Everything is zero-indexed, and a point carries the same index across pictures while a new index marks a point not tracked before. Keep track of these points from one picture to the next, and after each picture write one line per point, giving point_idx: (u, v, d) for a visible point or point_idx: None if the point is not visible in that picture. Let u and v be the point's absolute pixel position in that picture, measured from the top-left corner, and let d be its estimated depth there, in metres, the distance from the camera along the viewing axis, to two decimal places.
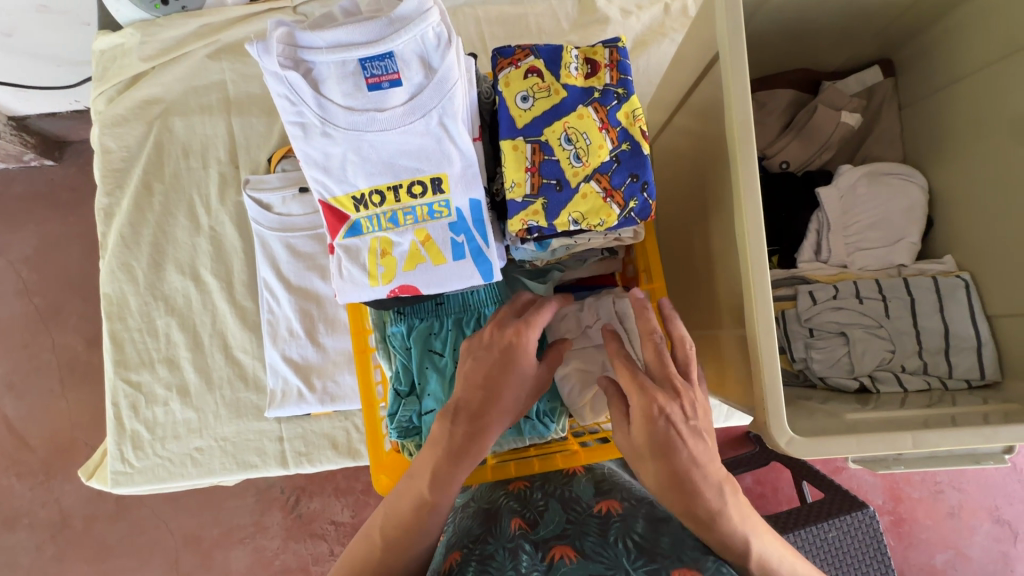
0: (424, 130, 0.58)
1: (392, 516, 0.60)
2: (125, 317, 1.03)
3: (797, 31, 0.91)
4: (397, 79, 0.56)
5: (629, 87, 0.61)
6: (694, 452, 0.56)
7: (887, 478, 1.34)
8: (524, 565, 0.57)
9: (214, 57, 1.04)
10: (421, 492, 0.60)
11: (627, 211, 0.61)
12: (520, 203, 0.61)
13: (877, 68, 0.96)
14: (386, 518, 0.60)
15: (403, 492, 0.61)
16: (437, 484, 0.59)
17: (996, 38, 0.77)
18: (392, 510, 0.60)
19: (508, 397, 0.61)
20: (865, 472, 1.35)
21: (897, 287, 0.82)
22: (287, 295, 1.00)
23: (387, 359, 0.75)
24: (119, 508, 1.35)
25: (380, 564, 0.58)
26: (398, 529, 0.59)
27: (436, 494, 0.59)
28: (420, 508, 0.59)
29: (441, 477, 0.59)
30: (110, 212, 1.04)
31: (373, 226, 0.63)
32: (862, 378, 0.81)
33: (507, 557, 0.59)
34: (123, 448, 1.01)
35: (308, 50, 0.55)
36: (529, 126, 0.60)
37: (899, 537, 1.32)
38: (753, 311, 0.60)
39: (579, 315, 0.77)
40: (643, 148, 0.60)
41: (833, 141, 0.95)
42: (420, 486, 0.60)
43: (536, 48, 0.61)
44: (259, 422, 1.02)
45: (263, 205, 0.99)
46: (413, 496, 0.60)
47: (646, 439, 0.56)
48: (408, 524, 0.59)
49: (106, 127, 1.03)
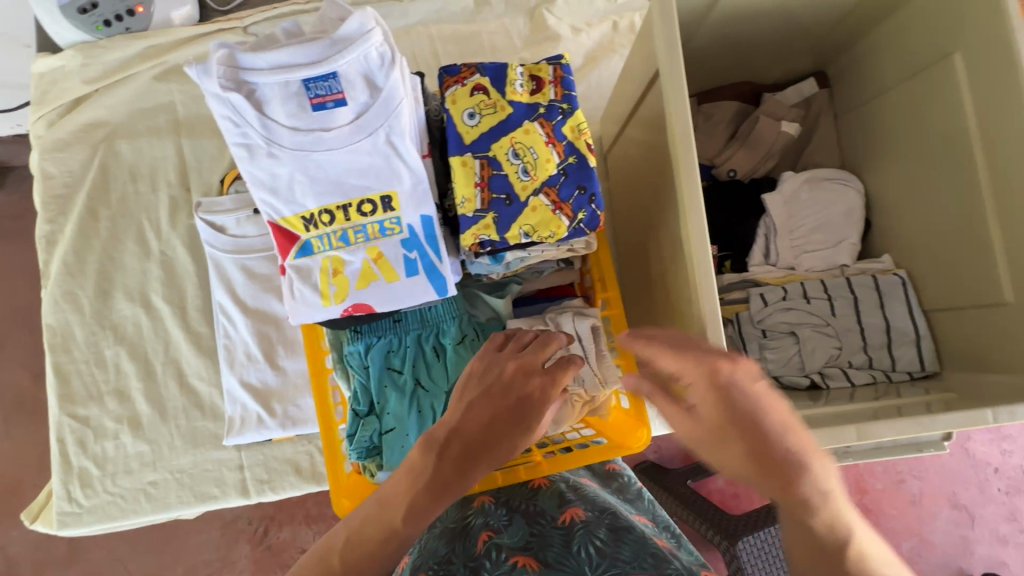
0: (372, 148, 0.59)
1: (350, 545, 0.53)
2: (70, 348, 0.98)
3: (735, 46, 0.96)
4: (342, 99, 0.57)
5: (573, 102, 0.63)
6: (776, 416, 0.55)
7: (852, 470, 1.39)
8: None
9: (161, 78, 1.02)
10: (391, 520, 0.54)
11: (576, 222, 0.62)
12: (471, 218, 0.61)
13: (812, 80, 1.01)
14: (346, 546, 0.53)
15: (368, 519, 0.55)
16: (411, 516, 0.54)
17: (914, 51, 0.83)
18: (354, 535, 0.54)
19: (503, 440, 0.61)
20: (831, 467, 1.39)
21: (840, 287, 0.86)
22: (244, 318, 0.97)
23: (345, 379, 0.74)
24: (72, 551, 1.28)
25: None
26: (357, 561, 0.52)
27: (407, 525, 0.54)
28: (387, 536, 0.54)
29: (418, 509, 0.55)
30: (52, 239, 1.00)
31: (324, 245, 0.63)
32: (813, 375, 0.84)
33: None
34: (69, 487, 0.95)
35: (250, 71, 0.55)
36: (476, 142, 0.61)
37: None
38: (701, 316, 0.63)
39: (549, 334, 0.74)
40: (589, 161, 0.62)
41: (776, 149, 0.99)
42: (390, 515, 0.55)
43: (481, 66, 0.63)
44: (217, 451, 0.99)
45: (217, 227, 0.97)
46: (384, 524, 0.54)
47: (720, 410, 0.55)
48: (370, 554, 0.52)
49: (47, 152, 1.00)
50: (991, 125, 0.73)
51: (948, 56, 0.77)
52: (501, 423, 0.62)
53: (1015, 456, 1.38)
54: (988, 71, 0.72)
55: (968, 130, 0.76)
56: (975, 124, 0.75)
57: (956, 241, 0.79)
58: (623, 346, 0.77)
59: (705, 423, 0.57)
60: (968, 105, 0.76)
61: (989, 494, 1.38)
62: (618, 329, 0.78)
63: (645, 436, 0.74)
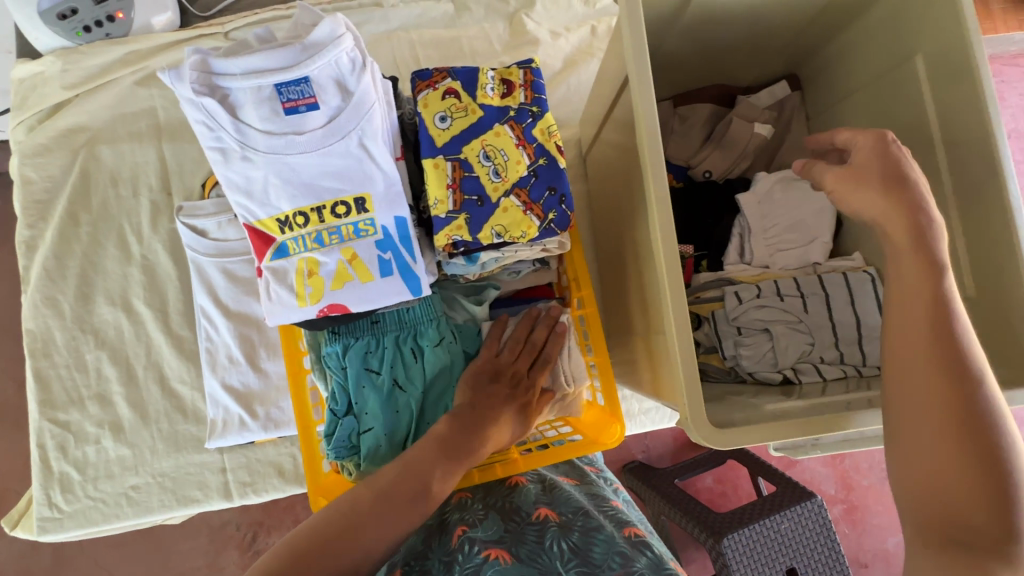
0: (344, 151, 0.60)
1: (377, 499, 0.59)
2: (51, 353, 0.98)
3: (708, 50, 0.98)
4: (314, 103, 0.58)
5: (543, 105, 0.64)
6: (921, 185, 0.62)
7: (837, 467, 1.41)
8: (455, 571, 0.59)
9: (142, 84, 1.03)
10: (421, 478, 0.62)
11: (547, 222, 0.63)
12: (444, 219, 0.63)
13: (784, 83, 1.03)
14: (376, 498, 0.59)
15: (397, 476, 0.61)
16: (438, 476, 0.63)
17: (880, 54, 0.85)
18: (390, 482, 0.61)
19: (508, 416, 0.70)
20: (817, 464, 1.41)
21: (812, 284, 0.88)
22: (226, 322, 0.98)
23: (323, 379, 0.75)
24: (58, 559, 1.28)
25: (356, 532, 0.57)
26: (383, 514, 0.59)
27: (435, 483, 0.62)
28: (417, 494, 0.61)
29: (445, 471, 0.64)
30: (33, 244, 1.00)
31: (299, 247, 0.64)
32: (785, 371, 0.85)
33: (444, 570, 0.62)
34: (50, 493, 0.95)
35: (223, 76, 0.56)
36: (448, 145, 0.63)
37: (852, 523, 1.38)
38: (669, 313, 0.64)
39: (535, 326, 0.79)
40: (559, 162, 0.63)
41: (749, 150, 1.01)
42: (421, 472, 0.63)
43: (453, 70, 0.64)
44: (200, 454, 0.99)
45: (198, 231, 0.97)
46: (414, 482, 0.61)
47: (879, 160, 0.64)
48: (400, 503, 0.60)
49: (26, 157, 1.00)
50: (951, 126, 0.75)
51: (911, 58, 0.79)
52: (507, 402, 0.71)
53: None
54: (947, 73, 0.74)
55: (930, 130, 0.78)
56: (936, 124, 0.77)
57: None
58: (597, 343, 0.79)
59: (858, 169, 0.65)
60: (930, 106, 0.78)
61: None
62: (592, 327, 0.79)
63: (619, 431, 0.75)
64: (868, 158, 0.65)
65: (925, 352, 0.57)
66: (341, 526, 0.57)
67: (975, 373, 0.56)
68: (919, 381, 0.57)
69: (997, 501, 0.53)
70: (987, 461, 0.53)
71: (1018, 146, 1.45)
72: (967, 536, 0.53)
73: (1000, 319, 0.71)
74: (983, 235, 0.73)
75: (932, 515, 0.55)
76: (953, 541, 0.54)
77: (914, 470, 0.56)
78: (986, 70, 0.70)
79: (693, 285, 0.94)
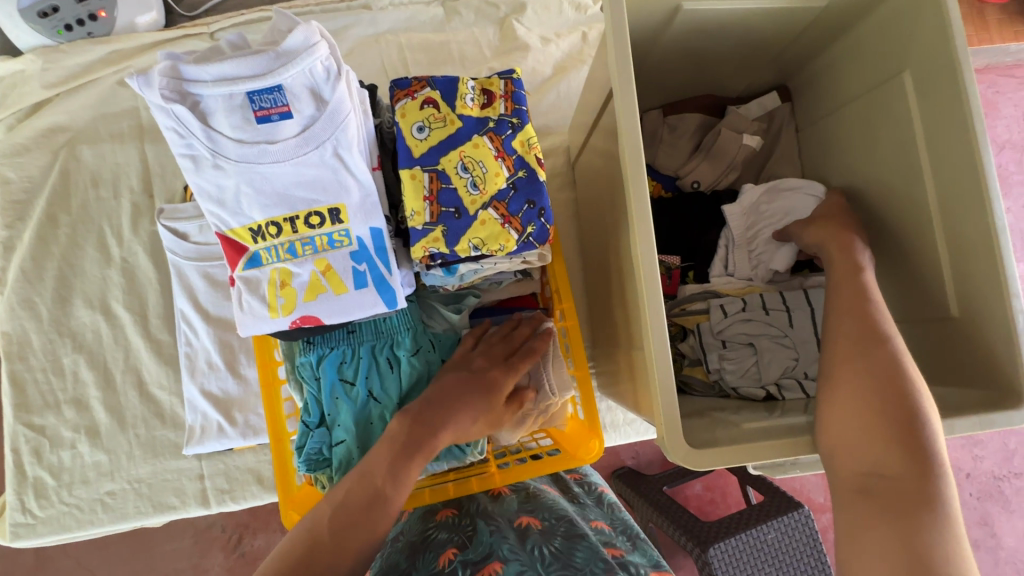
0: (318, 161, 0.59)
1: (334, 526, 0.59)
2: (27, 356, 0.97)
3: (697, 60, 0.97)
4: (287, 112, 0.57)
5: (523, 117, 0.63)
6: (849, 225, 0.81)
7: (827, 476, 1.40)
8: None
9: (125, 83, 1.01)
10: (372, 483, 0.62)
11: (525, 236, 0.63)
12: (420, 231, 0.62)
13: (774, 94, 1.02)
14: (332, 522, 0.60)
15: (352, 488, 0.62)
16: (388, 474, 0.63)
17: (868, 67, 0.84)
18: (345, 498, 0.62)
19: (462, 410, 0.68)
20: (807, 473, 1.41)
21: (799, 299, 0.88)
22: (206, 326, 0.97)
23: (298, 390, 0.73)
24: (37, 561, 1.26)
25: (319, 550, 0.58)
26: (342, 539, 0.59)
27: (388, 487, 0.62)
28: (371, 501, 0.61)
29: (394, 465, 0.63)
30: (11, 245, 0.99)
31: (272, 257, 0.62)
32: (769, 386, 0.85)
33: None
34: (23, 498, 0.94)
35: (194, 83, 0.55)
36: (425, 155, 0.61)
37: None
38: (646, 331, 0.63)
39: None
40: (538, 175, 0.63)
41: (738, 161, 1.00)
42: (372, 476, 0.63)
43: (432, 79, 0.63)
44: (177, 460, 0.97)
45: (179, 234, 0.96)
46: (368, 487, 0.62)
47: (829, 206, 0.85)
48: (359, 523, 0.60)
49: (5, 157, 0.99)
50: (936, 142, 0.74)
51: (899, 73, 0.79)
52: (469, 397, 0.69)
53: (986, 461, 1.39)
54: (934, 89, 0.74)
55: (916, 146, 0.77)
56: (923, 140, 0.76)
57: (907, 252, 0.81)
58: (578, 356, 0.78)
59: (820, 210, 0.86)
60: (916, 123, 0.77)
61: (962, 500, 1.38)
62: (574, 339, 0.78)
63: (598, 446, 0.74)
64: (833, 207, 0.85)
65: (852, 344, 0.66)
66: (302, 548, 0.58)
67: (887, 348, 0.64)
68: (851, 368, 0.64)
69: (916, 468, 0.57)
70: (907, 432, 0.59)
71: (1012, 157, 1.44)
72: (887, 498, 0.57)
73: (983, 339, 0.70)
74: (967, 255, 0.72)
75: (859, 481, 0.60)
76: (878, 506, 0.58)
77: (845, 442, 0.61)
78: (974, 87, 0.69)
79: (679, 297, 0.94)
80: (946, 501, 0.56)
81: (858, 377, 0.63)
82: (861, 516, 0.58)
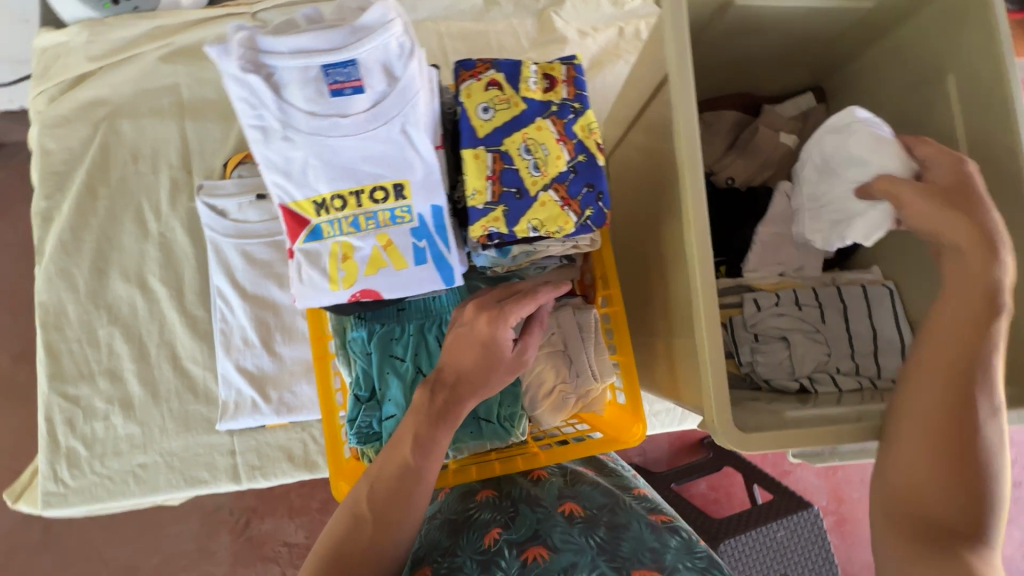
0: (386, 137, 0.60)
1: (374, 507, 0.60)
2: (63, 327, 0.97)
3: (739, 58, 0.97)
4: (360, 86, 0.57)
5: (584, 102, 0.65)
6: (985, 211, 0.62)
7: (831, 479, 1.42)
8: None
9: (167, 60, 1.01)
10: (402, 458, 0.62)
11: (584, 218, 0.64)
12: (481, 210, 0.63)
13: (810, 94, 1.03)
14: (371, 502, 0.61)
15: (383, 463, 0.63)
16: (418, 450, 0.62)
17: (911, 70, 0.85)
18: (377, 478, 0.62)
19: (467, 386, 0.65)
20: (811, 475, 1.42)
21: (831, 296, 0.89)
22: (242, 303, 0.97)
23: (347, 365, 0.75)
24: (44, 538, 1.24)
25: (363, 530, 0.59)
26: (384, 523, 0.60)
27: (417, 460, 0.62)
28: (402, 477, 0.62)
29: (422, 438, 0.63)
30: (49, 216, 0.99)
31: (334, 230, 0.63)
32: (802, 379, 0.85)
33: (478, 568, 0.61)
34: (56, 467, 0.94)
35: (270, 54, 0.56)
36: (489, 136, 0.62)
37: (842, 535, 1.40)
38: (698, 318, 0.65)
39: (553, 337, 0.79)
40: (598, 160, 0.64)
41: (774, 159, 1.00)
42: (401, 452, 0.63)
43: (496, 62, 0.64)
44: (209, 435, 0.98)
45: (218, 211, 0.97)
46: (396, 464, 0.62)
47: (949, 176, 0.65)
48: (396, 505, 0.60)
49: (47, 128, 0.99)
50: (978, 145, 0.76)
51: (943, 76, 0.80)
52: (470, 366, 0.66)
53: None
54: (979, 93, 0.75)
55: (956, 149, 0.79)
56: (964, 144, 0.78)
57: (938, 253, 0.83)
58: (621, 342, 0.79)
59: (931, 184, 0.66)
60: (959, 126, 0.79)
61: None
62: (617, 324, 0.80)
63: (640, 431, 0.74)
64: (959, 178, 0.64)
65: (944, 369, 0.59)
66: (343, 526, 0.60)
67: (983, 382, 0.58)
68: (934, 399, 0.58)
69: (972, 509, 0.56)
70: (975, 474, 0.56)
71: None
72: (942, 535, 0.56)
73: None
74: None
75: (915, 514, 0.58)
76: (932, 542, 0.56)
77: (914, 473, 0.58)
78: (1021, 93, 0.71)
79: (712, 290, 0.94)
80: (992, 533, 0.56)
81: (940, 407, 0.58)
82: (908, 543, 0.57)
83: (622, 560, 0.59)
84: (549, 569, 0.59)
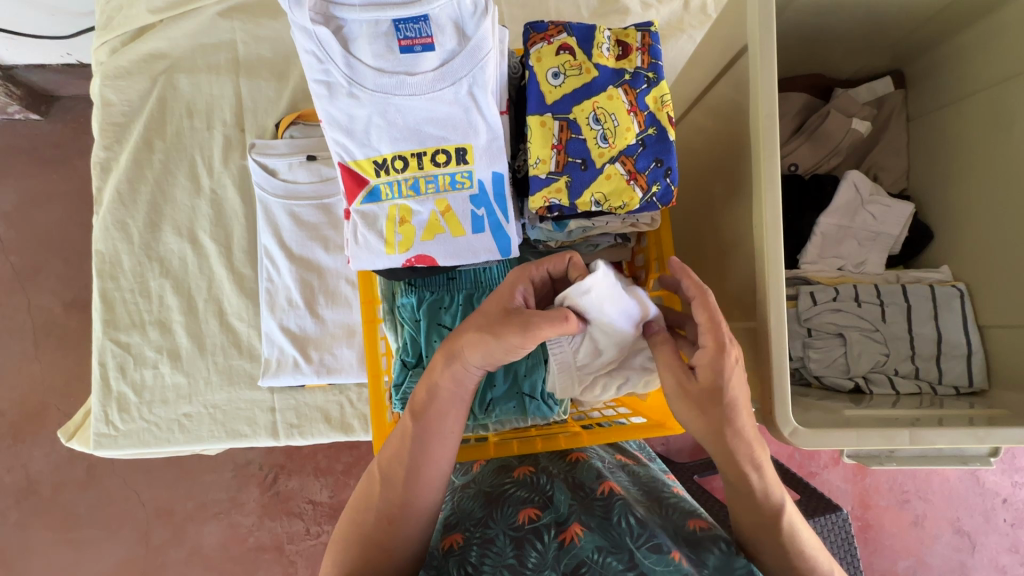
0: (452, 98, 0.58)
1: (383, 468, 0.62)
2: (117, 276, 1.00)
3: (817, 38, 0.91)
4: (430, 44, 0.56)
5: (659, 72, 0.62)
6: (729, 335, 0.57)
7: (858, 484, 1.35)
8: (535, 561, 0.59)
9: (226, 16, 1.01)
10: (404, 430, 0.62)
11: (649, 195, 0.62)
12: (543, 180, 0.61)
13: (888, 79, 0.95)
14: (381, 465, 0.62)
15: (392, 436, 0.63)
16: (419, 417, 0.61)
17: (1009, 56, 0.78)
18: (387, 447, 0.63)
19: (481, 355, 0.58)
20: (838, 479, 1.35)
21: (895, 293, 0.83)
22: (288, 264, 0.98)
23: (394, 330, 0.77)
24: (90, 476, 1.30)
25: (379, 497, 0.61)
26: (392, 488, 0.60)
27: (414, 428, 0.61)
28: (405, 443, 0.61)
29: (419, 406, 0.62)
30: (107, 166, 1.01)
31: (392, 193, 0.64)
32: (857, 379, 0.81)
33: (508, 543, 0.61)
34: (107, 410, 0.98)
35: (341, 7, 0.54)
36: (558, 103, 0.61)
37: (865, 542, 1.34)
38: (765, 297, 0.62)
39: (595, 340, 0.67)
40: (669, 134, 0.61)
41: (843, 146, 0.93)
42: (405, 421, 0.63)
43: (569, 25, 0.62)
44: (251, 391, 1.00)
45: (269, 170, 0.97)
46: (400, 435, 0.62)
47: (707, 323, 0.57)
48: (401, 468, 0.60)
49: (107, 78, 0.99)
50: None
51: None
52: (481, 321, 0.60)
53: None
54: None
55: None
56: None
57: (1010, 257, 0.77)
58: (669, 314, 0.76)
59: (692, 385, 0.58)
60: None
61: (994, 524, 1.35)
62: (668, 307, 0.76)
63: None
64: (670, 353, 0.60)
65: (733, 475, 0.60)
66: (362, 499, 0.63)
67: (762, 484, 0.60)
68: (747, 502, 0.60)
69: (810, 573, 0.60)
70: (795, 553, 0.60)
71: None
72: None
73: None
74: None
75: None
76: None
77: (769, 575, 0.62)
78: None
79: None
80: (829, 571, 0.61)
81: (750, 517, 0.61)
82: None
83: (655, 547, 0.58)
84: (583, 557, 0.58)
